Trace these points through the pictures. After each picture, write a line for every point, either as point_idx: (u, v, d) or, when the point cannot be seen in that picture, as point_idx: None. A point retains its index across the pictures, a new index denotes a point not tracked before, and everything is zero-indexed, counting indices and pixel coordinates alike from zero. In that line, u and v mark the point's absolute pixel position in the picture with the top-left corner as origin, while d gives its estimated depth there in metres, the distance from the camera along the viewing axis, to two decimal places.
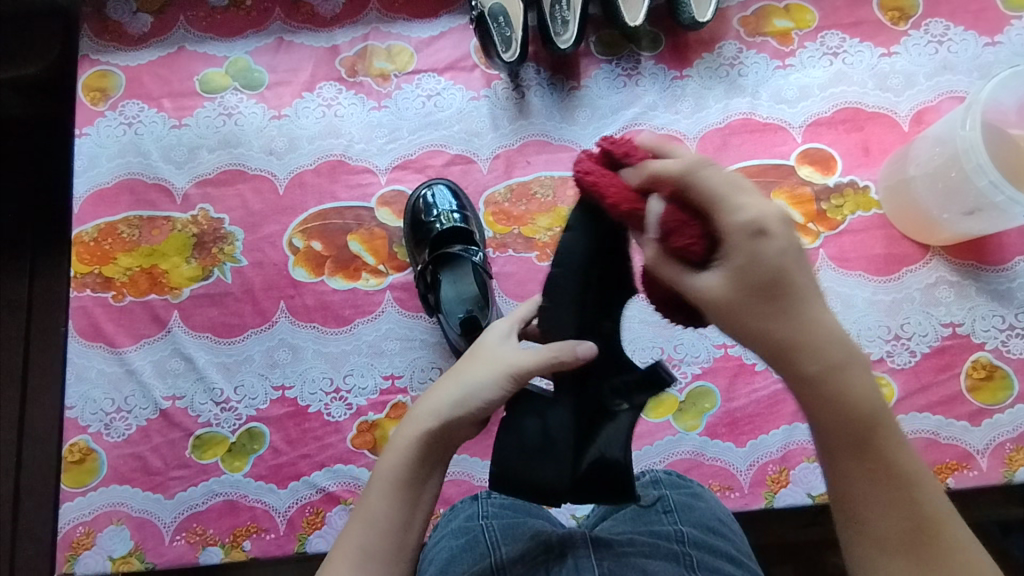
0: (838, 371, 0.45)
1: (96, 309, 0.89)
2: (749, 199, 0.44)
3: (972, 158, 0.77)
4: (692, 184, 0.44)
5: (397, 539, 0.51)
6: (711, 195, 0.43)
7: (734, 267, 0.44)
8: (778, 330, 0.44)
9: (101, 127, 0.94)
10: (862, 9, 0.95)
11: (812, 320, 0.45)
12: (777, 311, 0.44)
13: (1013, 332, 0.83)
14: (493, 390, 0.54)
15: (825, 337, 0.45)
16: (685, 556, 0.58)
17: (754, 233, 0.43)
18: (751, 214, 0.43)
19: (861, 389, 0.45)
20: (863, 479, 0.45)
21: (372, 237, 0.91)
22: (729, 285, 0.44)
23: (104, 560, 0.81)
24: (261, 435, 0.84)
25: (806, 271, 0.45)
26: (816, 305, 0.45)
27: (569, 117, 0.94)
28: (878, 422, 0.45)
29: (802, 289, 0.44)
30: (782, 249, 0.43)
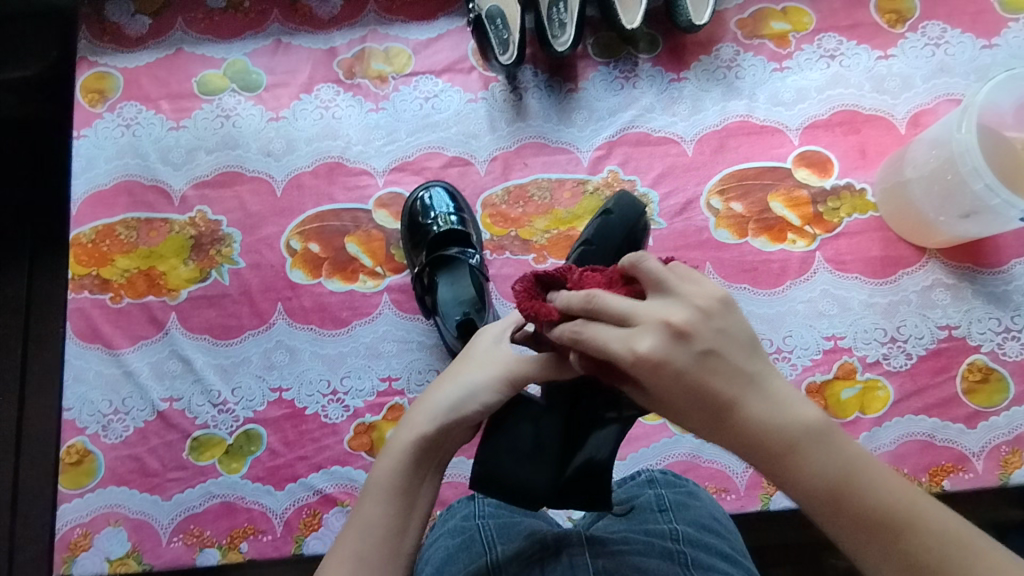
0: (786, 453, 0.41)
1: (94, 311, 0.89)
2: (638, 329, 0.42)
3: (968, 162, 0.77)
4: (588, 339, 0.43)
5: (394, 542, 0.51)
6: (605, 348, 0.42)
7: (662, 393, 0.42)
8: (721, 440, 0.42)
9: (100, 128, 0.95)
10: (859, 11, 0.96)
11: (753, 413, 0.41)
12: (714, 420, 0.42)
13: (1010, 334, 0.84)
14: (491, 394, 0.56)
15: (772, 427, 0.41)
16: (679, 554, 0.58)
17: (654, 366, 0.41)
18: (640, 353, 0.41)
19: (825, 465, 0.41)
20: (877, 561, 0.40)
21: (369, 239, 0.91)
22: (670, 406, 0.42)
23: (101, 561, 0.81)
24: (258, 436, 0.85)
25: (717, 368, 0.42)
26: (745, 397, 0.41)
27: (566, 118, 0.94)
28: (853, 488, 0.40)
29: (727, 385, 0.41)
30: (685, 374, 0.41)
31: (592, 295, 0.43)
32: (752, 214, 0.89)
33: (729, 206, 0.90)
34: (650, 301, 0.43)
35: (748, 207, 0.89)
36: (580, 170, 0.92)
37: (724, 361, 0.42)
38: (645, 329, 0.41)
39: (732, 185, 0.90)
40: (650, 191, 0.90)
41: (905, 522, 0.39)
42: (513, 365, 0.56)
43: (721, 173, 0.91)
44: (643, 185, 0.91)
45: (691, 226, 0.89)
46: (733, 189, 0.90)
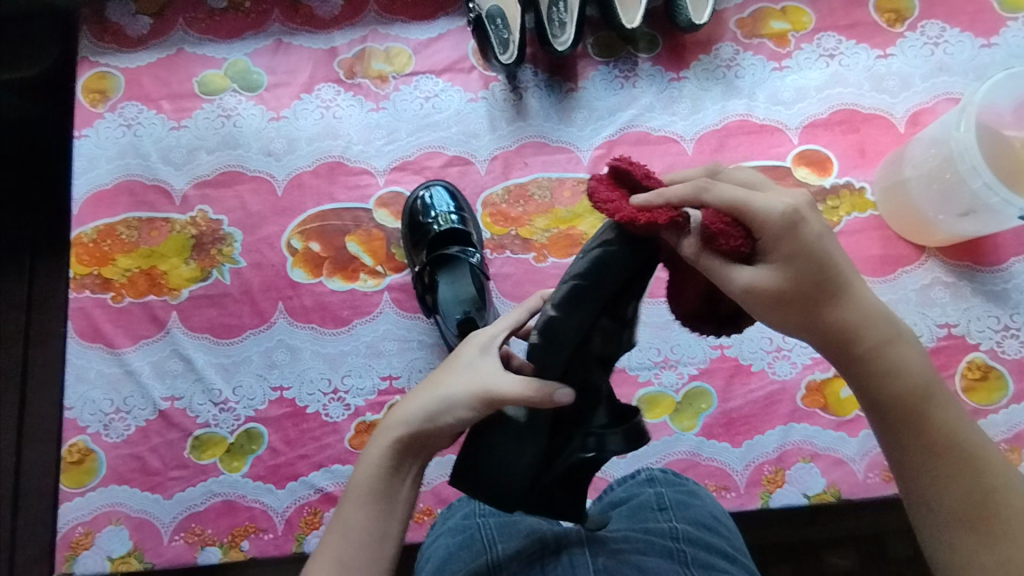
0: (888, 343, 0.50)
1: (95, 310, 0.89)
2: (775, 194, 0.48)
3: (966, 160, 0.78)
4: (717, 191, 0.47)
5: (376, 549, 0.52)
6: (742, 196, 0.47)
7: (785, 259, 0.48)
8: (826, 317, 0.49)
9: (101, 128, 0.95)
10: (858, 11, 0.96)
11: (855, 302, 0.50)
12: (827, 298, 0.49)
13: (1009, 332, 0.84)
14: (468, 409, 0.53)
15: (868, 317, 0.50)
16: (679, 552, 0.58)
17: (792, 225, 0.47)
18: (784, 207, 0.47)
19: (911, 359, 0.50)
20: (918, 448, 0.49)
21: (370, 238, 0.91)
22: (784, 277, 0.48)
23: (103, 560, 0.81)
24: (259, 435, 0.85)
25: (840, 257, 0.49)
26: (855, 286, 0.50)
27: (566, 118, 0.94)
28: (927, 386, 0.50)
29: (843, 271, 0.49)
30: (818, 240, 0.48)
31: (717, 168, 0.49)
32: None
33: None
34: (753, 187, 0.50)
35: None
36: (580, 169, 0.92)
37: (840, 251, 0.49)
38: (782, 196, 0.48)
39: None
40: None
41: (948, 417, 0.50)
42: (493, 384, 0.53)
43: None
44: None
45: None
46: None
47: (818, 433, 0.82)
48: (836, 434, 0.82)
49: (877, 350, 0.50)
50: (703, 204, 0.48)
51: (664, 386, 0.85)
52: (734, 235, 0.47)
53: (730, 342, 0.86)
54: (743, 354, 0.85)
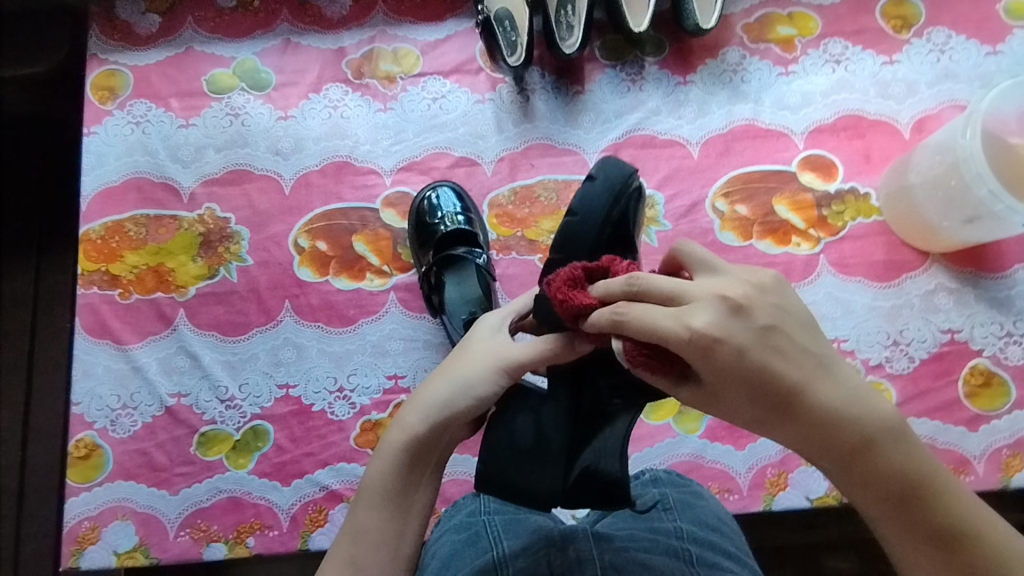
0: (863, 445, 0.44)
1: (103, 307, 0.90)
2: (685, 308, 0.43)
3: (972, 168, 0.78)
4: (631, 320, 0.44)
5: (392, 549, 0.54)
6: (648, 322, 0.43)
7: (714, 382, 0.44)
8: (794, 425, 0.44)
9: (109, 126, 0.95)
10: (865, 17, 0.96)
11: (824, 400, 0.43)
12: (777, 410, 0.44)
13: (1011, 339, 0.84)
14: (485, 387, 0.56)
15: (841, 414, 0.43)
16: (684, 552, 0.59)
17: (706, 346, 0.42)
18: (696, 328, 0.42)
19: (892, 454, 0.44)
20: (910, 545, 0.44)
21: (377, 238, 0.92)
22: (725, 390, 0.44)
23: (109, 555, 0.82)
24: (265, 433, 0.85)
25: (783, 349, 0.43)
26: (815, 383, 0.43)
27: (573, 120, 0.95)
28: (914, 477, 0.44)
29: (791, 372, 0.43)
30: (739, 358, 0.42)
31: (636, 277, 0.46)
32: (756, 217, 0.90)
33: (735, 208, 0.90)
34: (700, 275, 0.46)
35: (752, 210, 0.90)
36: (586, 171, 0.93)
37: (785, 340, 0.44)
38: (696, 306, 0.43)
39: (737, 188, 0.91)
40: (656, 193, 0.91)
41: (946, 509, 0.44)
42: (509, 357, 0.57)
43: (726, 176, 0.91)
44: (649, 186, 0.91)
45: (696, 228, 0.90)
46: (738, 192, 0.91)
47: None
48: None
49: (853, 451, 0.44)
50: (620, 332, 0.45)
51: None
52: (662, 366, 0.45)
53: None
54: None
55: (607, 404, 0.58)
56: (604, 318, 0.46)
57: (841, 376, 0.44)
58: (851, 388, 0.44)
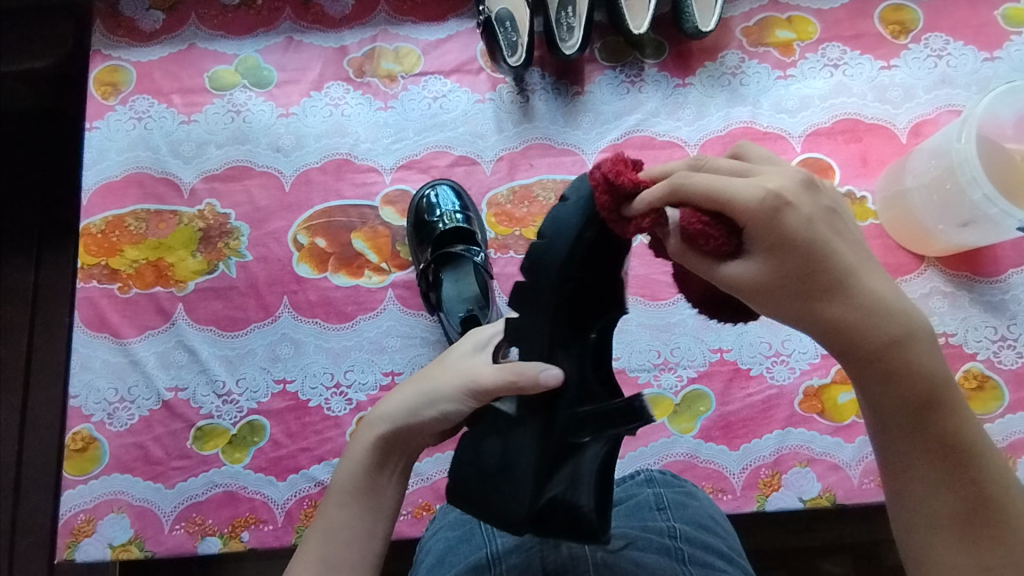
0: (895, 346, 0.46)
1: (102, 300, 0.90)
2: (760, 179, 0.47)
3: (967, 172, 0.79)
4: (697, 184, 0.47)
5: (360, 548, 0.54)
6: (721, 185, 0.46)
7: (768, 249, 0.46)
8: (832, 313, 0.46)
9: (112, 121, 0.96)
10: (863, 22, 0.97)
11: (866, 296, 0.46)
12: (824, 289, 0.46)
13: (1006, 343, 0.85)
14: (450, 402, 0.56)
15: (880, 313, 0.46)
16: (676, 551, 0.60)
17: (778, 210, 0.45)
18: (768, 193, 0.46)
19: (926, 357, 0.46)
20: (916, 453, 0.47)
21: (375, 235, 0.92)
22: (769, 267, 0.46)
23: (104, 547, 0.82)
24: (262, 427, 0.86)
25: (839, 237, 0.47)
26: (862, 275, 0.47)
27: (572, 121, 0.95)
28: (938, 388, 0.47)
29: (842, 259, 0.46)
30: (805, 227, 0.45)
31: (700, 161, 0.50)
32: None
33: None
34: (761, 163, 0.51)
35: None
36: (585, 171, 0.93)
37: (841, 230, 0.47)
38: (766, 182, 0.47)
39: None
40: None
41: (956, 424, 0.47)
42: (476, 375, 0.56)
43: None
44: None
45: None
46: None
47: (814, 438, 0.83)
48: (833, 439, 0.83)
49: (891, 350, 0.46)
50: (682, 200, 0.48)
51: (664, 389, 0.86)
52: (715, 235, 0.47)
53: (730, 346, 0.87)
54: (741, 358, 0.86)
55: (575, 437, 0.56)
56: (659, 192, 0.49)
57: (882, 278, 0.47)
58: (900, 298, 0.47)
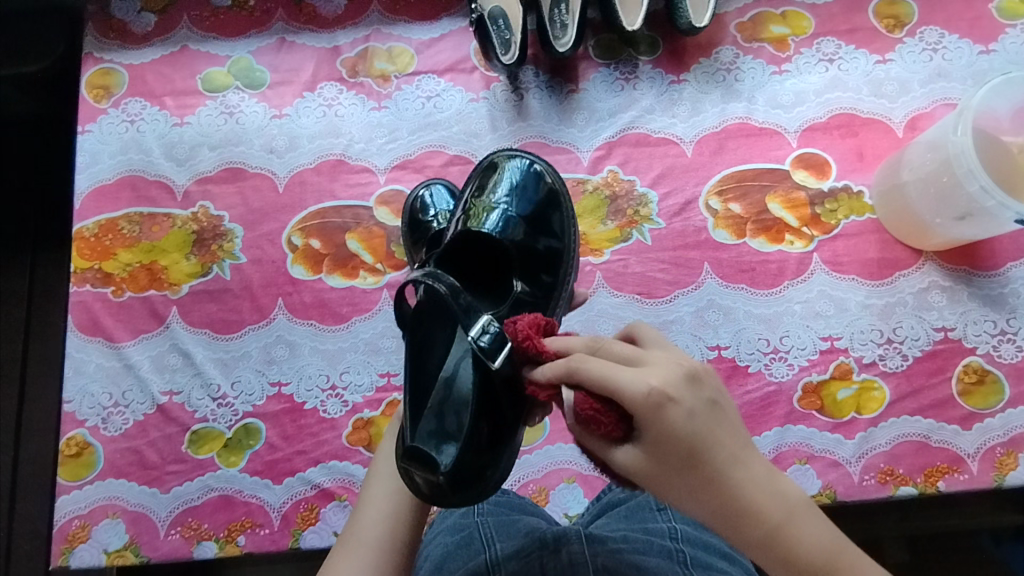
0: (784, 527, 0.47)
1: (95, 304, 0.89)
2: (646, 371, 0.47)
3: (963, 164, 0.78)
4: (586, 374, 0.47)
5: (389, 527, 0.58)
6: (608, 376, 0.46)
7: (650, 442, 0.47)
8: (710, 501, 0.47)
9: (104, 124, 0.95)
10: (858, 17, 0.97)
11: (742, 485, 0.47)
12: (702, 481, 0.47)
13: (1006, 336, 0.84)
14: None
15: (756, 498, 0.47)
16: (679, 553, 0.60)
17: (660, 408, 0.46)
18: (653, 384, 0.46)
19: (814, 533, 0.47)
20: None
21: (371, 236, 0.92)
22: (649, 455, 0.47)
23: (99, 554, 0.81)
24: (257, 430, 0.85)
25: (717, 420, 0.48)
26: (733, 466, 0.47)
27: (567, 119, 0.95)
28: (836, 561, 0.46)
29: (717, 450, 0.47)
30: (684, 422, 0.46)
31: (597, 341, 0.50)
32: (750, 215, 0.90)
33: (728, 206, 0.90)
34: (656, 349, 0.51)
35: (746, 208, 0.90)
36: (580, 169, 0.92)
37: (722, 413, 0.48)
38: (652, 374, 0.47)
39: (730, 186, 0.91)
40: (649, 192, 0.91)
41: None
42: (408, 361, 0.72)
43: (720, 175, 0.91)
44: (642, 185, 0.91)
45: (689, 226, 0.90)
46: (732, 190, 0.91)
47: (814, 435, 0.82)
48: (832, 436, 0.81)
49: (775, 533, 0.47)
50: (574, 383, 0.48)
51: None
52: (604, 421, 0.47)
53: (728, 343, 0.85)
54: (740, 354, 0.85)
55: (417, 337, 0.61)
56: (556, 370, 0.49)
57: (757, 459, 0.48)
58: (771, 479, 0.48)
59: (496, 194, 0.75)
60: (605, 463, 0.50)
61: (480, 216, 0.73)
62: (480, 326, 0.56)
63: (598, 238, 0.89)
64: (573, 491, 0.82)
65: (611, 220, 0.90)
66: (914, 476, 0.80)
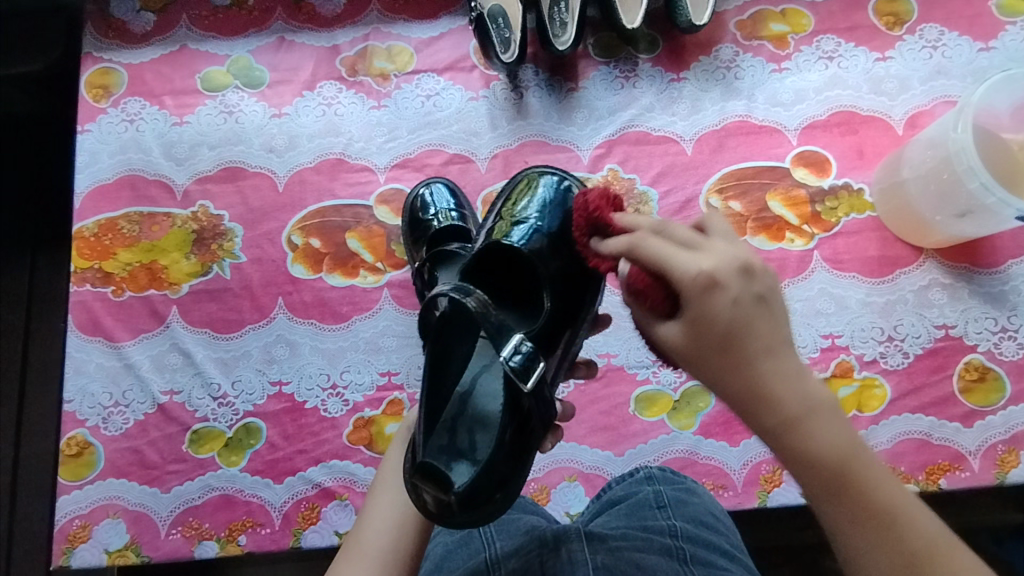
0: (803, 425, 0.48)
1: (95, 304, 0.89)
2: (701, 255, 0.49)
3: (963, 161, 0.78)
4: (642, 251, 0.50)
5: (394, 529, 0.58)
6: (662, 256, 0.49)
7: (689, 320, 0.49)
8: (736, 384, 0.48)
9: (103, 123, 0.95)
10: (857, 14, 0.97)
11: (773, 375, 0.48)
12: (733, 364, 0.48)
13: (1006, 333, 0.84)
14: None
15: (783, 389, 0.48)
16: (679, 551, 0.59)
17: (706, 290, 0.48)
18: (704, 267, 0.48)
19: (833, 434, 0.48)
20: (848, 523, 0.47)
21: (371, 235, 0.91)
22: (688, 334, 0.49)
23: (100, 553, 0.81)
24: (258, 430, 0.85)
25: (762, 313, 0.49)
26: (768, 357, 0.48)
27: (567, 117, 0.95)
28: (848, 461, 0.47)
29: (756, 339, 0.48)
30: (727, 307, 0.48)
31: (661, 222, 0.52)
32: (750, 213, 0.90)
33: (728, 204, 0.90)
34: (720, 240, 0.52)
35: (746, 206, 0.90)
36: (580, 168, 0.92)
37: (771, 310, 0.49)
38: (707, 258, 0.49)
39: (730, 184, 0.91)
40: (649, 190, 0.91)
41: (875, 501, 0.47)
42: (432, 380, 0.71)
43: (720, 173, 0.91)
44: (642, 183, 0.91)
45: (689, 224, 0.90)
46: (732, 188, 0.91)
47: None
48: None
49: (792, 429, 0.48)
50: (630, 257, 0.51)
51: (663, 385, 0.85)
52: (654, 295, 0.51)
53: None
54: None
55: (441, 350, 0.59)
56: (617, 244, 0.53)
57: (794, 357, 0.49)
58: (808, 378, 0.49)
59: (524, 210, 0.70)
60: (652, 337, 0.53)
61: (506, 229, 0.68)
62: (511, 345, 0.53)
63: None
64: (574, 490, 0.82)
65: None
66: (915, 473, 0.80)
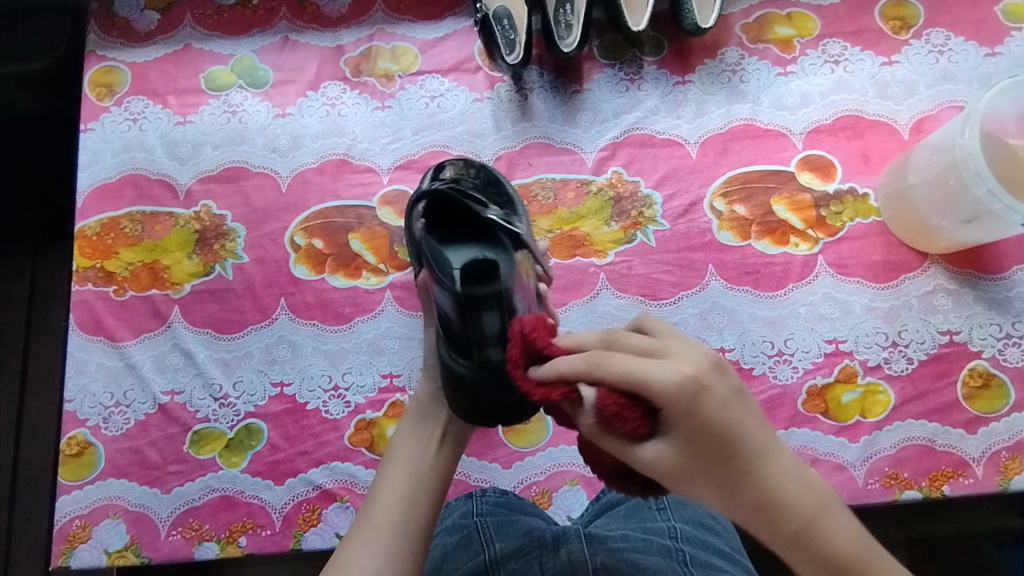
0: (813, 526, 0.47)
1: (97, 303, 0.89)
2: (675, 361, 0.48)
3: (970, 166, 0.78)
4: (611, 369, 0.47)
5: (406, 506, 0.57)
6: (633, 370, 0.47)
7: (680, 433, 0.47)
8: (738, 491, 0.47)
9: (106, 122, 0.95)
10: (864, 18, 0.96)
11: (773, 480, 0.47)
12: (731, 474, 0.47)
13: (1011, 340, 0.84)
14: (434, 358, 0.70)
15: (789, 489, 0.47)
16: (678, 552, 0.59)
17: (692, 396, 0.46)
18: (685, 372, 0.47)
19: (842, 532, 0.47)
20: None
21: (373, 236, 0.91)
22: (677, 450, 0.48)
23: (100, 554, 0.81)
24: (259, 431, 0.85)
25: (744, 410, 0.48)
26: (760, 458, 0.47)
27: (571, 119, 0.94)
28: (868, 557, 0.46)
29: (747, 440, 0.47)
30: (716, 411, 0.47)
31: (613, 334, 0.52)
32: (754, 217, 0.89)
33: (733, 208, 0.90)
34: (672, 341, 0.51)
35: (750, 210, 0.90)
36: (584, 171, 0.92)
37: (749, 403, 0.49)
38: (683, 363, 0.48)
39: (735, 188, 0.91)
40: (654, 193, 0.91)
41: None
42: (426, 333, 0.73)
43: (725, 176, 0.91)
44: (646, 186, 0.91)
45: (693, 228, 0.89)
46: (736, 192, 0.90)
47: (818, 438, 0.81)
48: (836, 439, 0.81)
49: (802, 535, 0.47)
50: (599, 379, 0.48)
51: None
52: (631, 416, 0.47)
53: (731, 346, 0.84)
54: (744, 357, 0.84)
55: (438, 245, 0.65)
56: (580, 362, 0.49)
57: (783, 449, 0.49)
58: (804, 472, 0.48)
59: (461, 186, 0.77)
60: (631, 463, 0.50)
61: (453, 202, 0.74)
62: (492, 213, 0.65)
63: (601, 239, 0.89)
64: (575, 494, 0.82)
65: (614, 221, 0.90)
66: (918, 479, 0.80)
